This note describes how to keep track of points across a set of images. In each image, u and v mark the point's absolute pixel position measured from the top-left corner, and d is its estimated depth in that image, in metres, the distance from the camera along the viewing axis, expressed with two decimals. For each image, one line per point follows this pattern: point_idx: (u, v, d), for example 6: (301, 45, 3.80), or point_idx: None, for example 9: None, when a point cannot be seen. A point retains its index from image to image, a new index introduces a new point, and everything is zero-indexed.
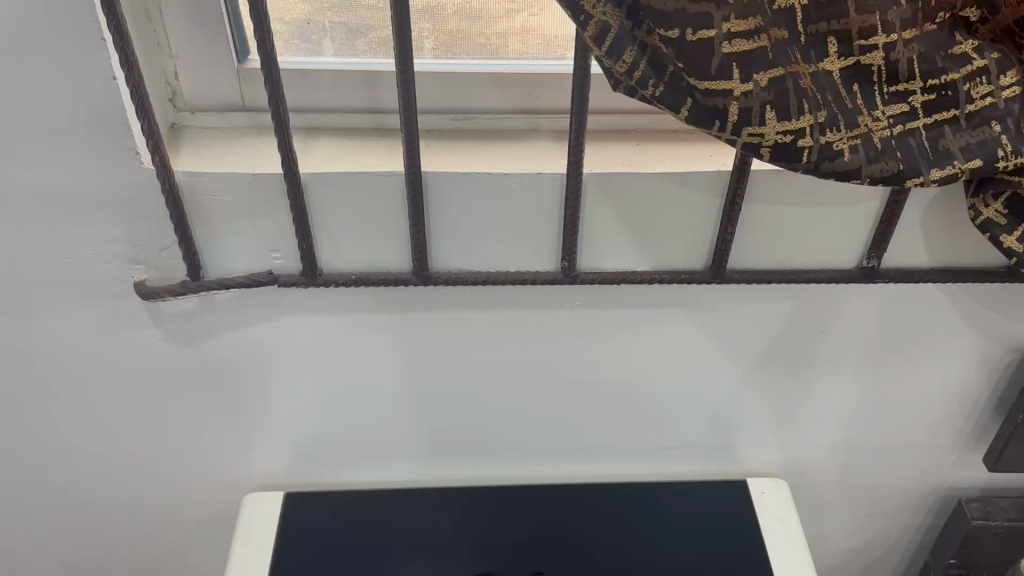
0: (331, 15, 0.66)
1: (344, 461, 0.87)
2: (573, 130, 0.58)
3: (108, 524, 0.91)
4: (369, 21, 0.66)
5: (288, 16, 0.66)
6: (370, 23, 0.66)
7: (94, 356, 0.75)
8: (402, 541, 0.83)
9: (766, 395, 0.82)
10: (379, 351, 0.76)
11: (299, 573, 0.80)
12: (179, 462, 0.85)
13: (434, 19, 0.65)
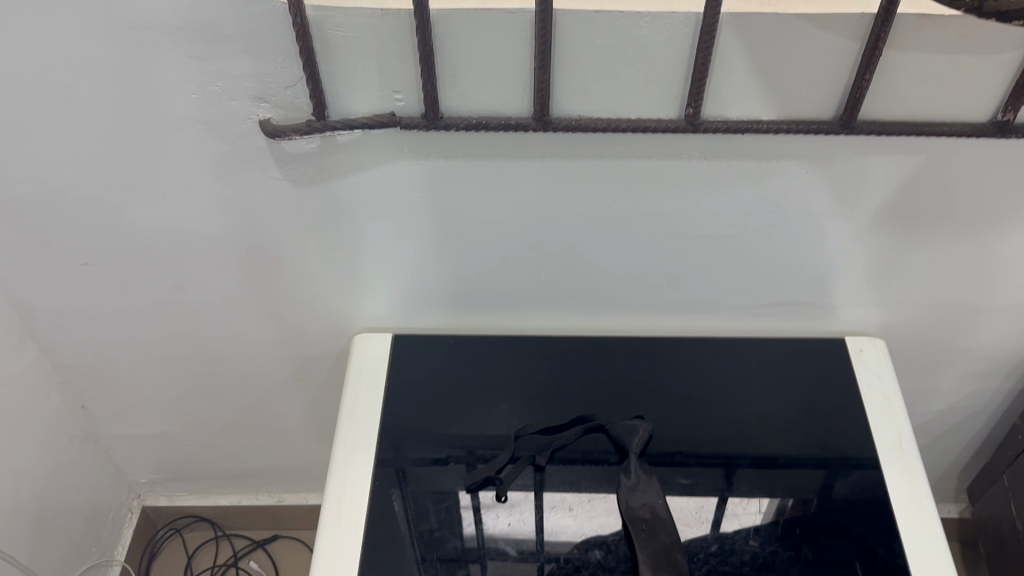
0: None
1: (447, 308, 0.90)
2: None
3: (223, 357, 0.97)
4: None
5: None
6: None
7: (216, 194, 0.77)
8: (506, 386, 0.88)
9: (873, 254, 0.82)
10: (491, 200, 0.77)
11: (412, 412, 0.86)
12: (291, 302, 0.89)
13: None
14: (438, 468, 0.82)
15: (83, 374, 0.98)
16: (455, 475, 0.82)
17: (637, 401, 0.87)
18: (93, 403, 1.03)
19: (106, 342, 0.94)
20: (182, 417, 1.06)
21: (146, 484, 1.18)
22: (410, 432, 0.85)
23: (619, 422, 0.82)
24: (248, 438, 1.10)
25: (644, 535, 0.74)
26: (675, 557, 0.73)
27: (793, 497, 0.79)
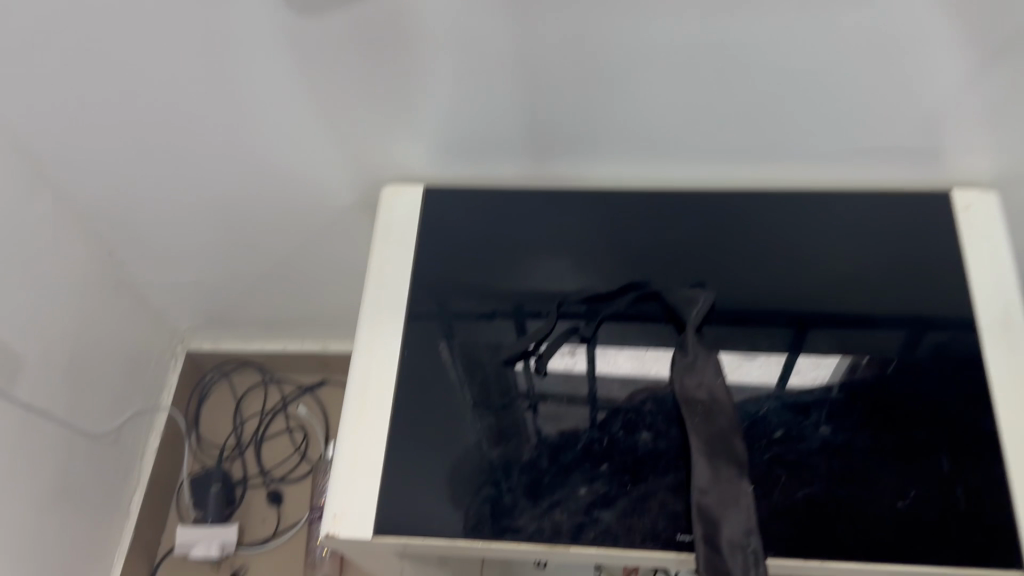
0: None
1: (486, 153, 0.80)
2: None
3: (249, 204, 0.89)
4: None
5: None
6: None
7: (214, 29, 0.66)
8: (543, 242, 0.81)
9: (1001, 94, 0.67)
10: (532, 32, 0.64)
11: (443, 271, 0.80)
12: (313, 147, 0.81)
13: None
14: (476, 336, 0.76)
15: (107, 222, 0.93)
16: (494, 335, 0.76)
17: (696, 260, 0.77)
18: (123, 250, 0.98)
19: (123, 189, 0.87)
20: (215, 265, 1.01)
21: (189, 329, 1.16)
22: (444, 289, 0.79)
23: (678, 291, 0.74)
24: (285, 287, 1.05)
25: (699, 417, 0.67)
26: (733, 441, 0.66)
27: (868, 355, 0.70)
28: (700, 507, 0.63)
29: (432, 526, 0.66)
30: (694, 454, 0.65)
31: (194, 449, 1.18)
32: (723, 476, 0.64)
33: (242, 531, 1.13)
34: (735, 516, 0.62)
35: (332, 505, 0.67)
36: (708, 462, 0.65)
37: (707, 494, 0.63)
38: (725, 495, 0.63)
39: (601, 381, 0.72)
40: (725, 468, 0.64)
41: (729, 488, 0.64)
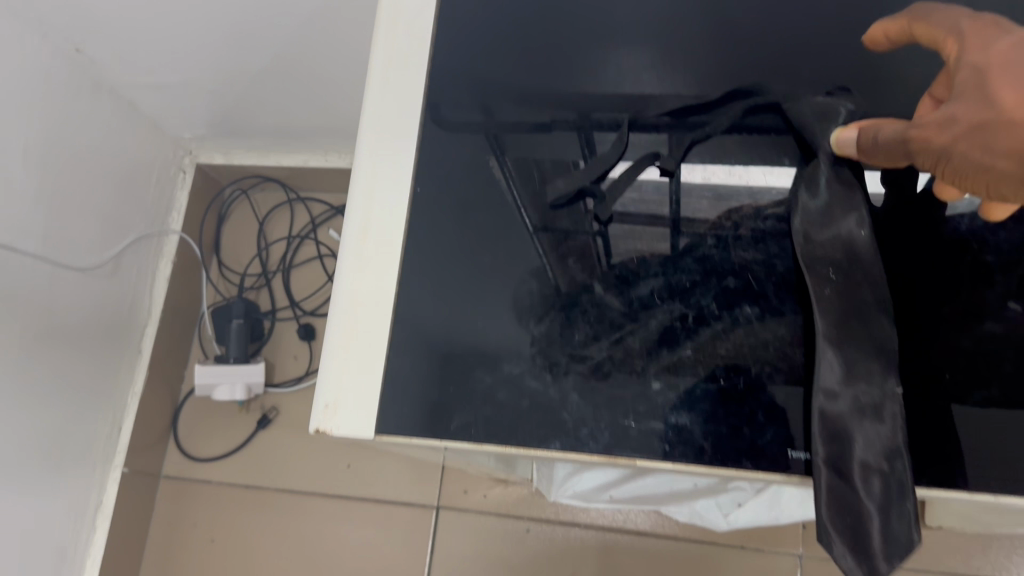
0: None
1: None
2: None
3: None
4: None
5: None
6: None
7: None
8: (609, 32, 0.59)
9: None
10: None
11: (471, 76, 0.59)
12: None
13: None
14: (522, 170, 0.56)
15: (77, 20, 0.72)
16: (561, 158, 0.57)
17: (822, 53, 0.54)
18: (87, 44, 0.77)
19: None
20: (205, 63, 0.81)
21: (194, 139, 0.98)
22: (474, 97, 0.59)
23: (805, 101, 0.51)
24: (293, 89, 0.85)
25: (829, 287, 0.46)
26: (878, 323, 0.45)
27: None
28: (823, 416, 0.44)
29: (450, 429, 0.49)
30: (818, 339, 0.45)
31: (218, 276, 1.06)
32: (860, 373, 0.44)
33: (272, 368, 1.01)
34: (875, 433, 0.43)
35: (322, 394, 0.50)
36: (838, 353, 0.44)
37: (834, 398, 0.44)
38: (861, 400, 0.43)
39: (689, 233, 0.52)
40: (864, 361, 0.44)
41: (868, 390, 0.43)
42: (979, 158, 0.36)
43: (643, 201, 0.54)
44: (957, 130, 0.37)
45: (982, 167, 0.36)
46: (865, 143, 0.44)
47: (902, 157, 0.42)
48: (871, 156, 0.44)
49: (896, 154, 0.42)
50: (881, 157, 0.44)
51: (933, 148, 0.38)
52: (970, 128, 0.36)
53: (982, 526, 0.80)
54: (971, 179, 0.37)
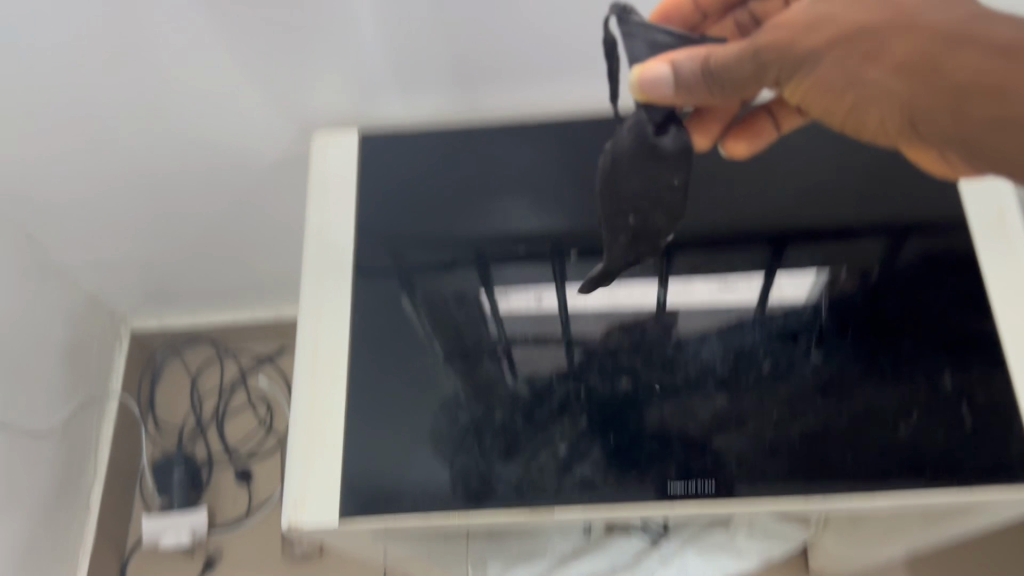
0: None
1: (422, 88, 0.72)
2: None
3: (172, 176, 0.82)
4: None
5: None
6: None
7: None
8: (499, 177, 0.74)
9: None
10: None
11: (391, 221, 0.73)
12: (231, 97, 0.71)
13: None
14: (432, 310, 0.69)
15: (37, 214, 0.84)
16: (462, 283, 0.70)
17: None
18: (42, 230, 0.88)
19: (40, 178, 0.79)
20: (148, 238, 0.93)
21: (130, 308, 1.08)
22: (395, 236, 0.72)
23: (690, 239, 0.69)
24: (225, 253, 0.98)
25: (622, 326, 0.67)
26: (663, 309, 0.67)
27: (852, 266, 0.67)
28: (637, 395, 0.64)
29: (399, 504, 0.60)
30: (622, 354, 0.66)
31: (152, 432, 1.12)
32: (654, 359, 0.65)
33: (212, 513, 1.08)
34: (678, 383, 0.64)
35: (290, 493, 0.61)
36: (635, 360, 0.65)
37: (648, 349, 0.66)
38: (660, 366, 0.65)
39: (585, 343, 0.66)
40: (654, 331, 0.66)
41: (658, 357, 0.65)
42: (882, 76, 0.37)
43: (534, 299, 0.69)
44: (842, 36, 0.38)
45: (883, 86, 0.37)
46: (686, 78, 0.42)
47: (749, 80, 0.41)
48: (693, 89, 0.42)
49: (737, 76, 0.41)
50: (712, 86, 0.42)
51: (801, 59, 0.39)
52: (855, 35, 0.37)
53: (853, 564, 0.94)
54: (857, 98, 0.39)
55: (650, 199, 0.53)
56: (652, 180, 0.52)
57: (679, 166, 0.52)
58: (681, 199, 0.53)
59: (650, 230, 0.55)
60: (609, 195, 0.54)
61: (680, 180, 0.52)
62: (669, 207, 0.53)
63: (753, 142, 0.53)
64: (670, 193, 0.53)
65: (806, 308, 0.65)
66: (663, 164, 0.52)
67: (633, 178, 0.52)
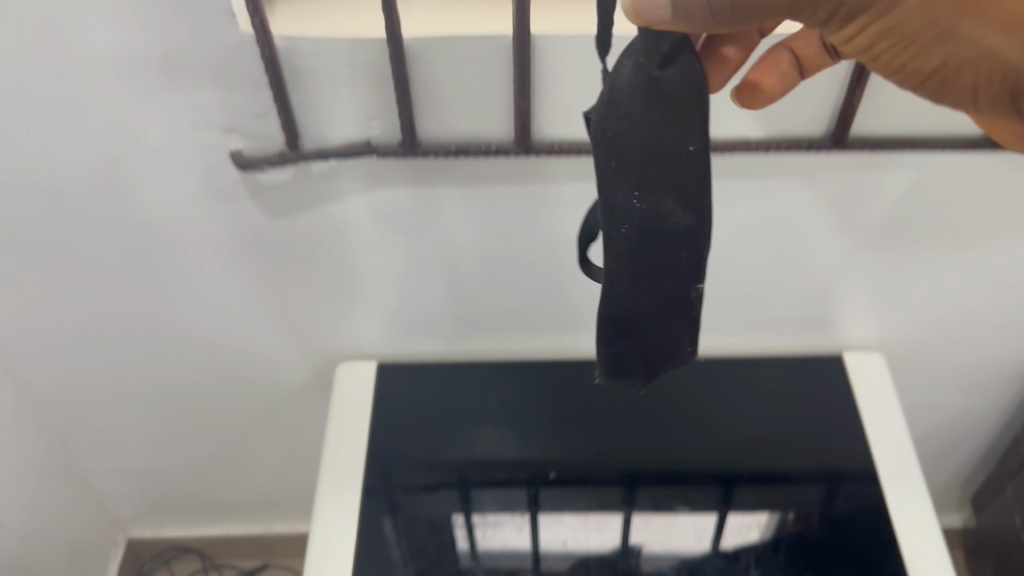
0: None
1: (432, 332, 0.88)
2: None
3: (205, 397, 0.94)
4: None
5: None
6: None
7: (184, 234, 0.74)
8: (488, 411, 0.87)
9: (871, 270, 0.79)
10: (476, 226, 0.75)
11: (394, 440, 0.85)
12: (274, 328, 0.86)
13: None
14: (410, 529, 0.79)
15: (77, 421, 0.95)
16: (445, 502, 0.81)
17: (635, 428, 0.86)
18: (73, 437, 0.98)
19: (90, 389, 0.91)
20: (165, 452, 1.03)
21: (129, 518, 1.16)
22: (388, 458, 0.83)
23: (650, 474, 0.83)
24: (229, 472, 1.07)
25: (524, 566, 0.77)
26: None
27: (794, 511, 0.80)
28: None
29: None
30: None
31: None
32: None
33: None
34: None
35: None
36: None
37: (653, 292, 0.51)
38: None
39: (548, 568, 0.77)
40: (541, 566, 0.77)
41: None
42: (989, 39, 0.40)
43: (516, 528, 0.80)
44: None
45: (982, 47, 0.40)
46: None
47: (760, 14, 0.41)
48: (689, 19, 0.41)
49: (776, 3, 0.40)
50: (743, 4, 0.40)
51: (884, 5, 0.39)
52: None
53: None
54: (946, 57, 0.40)
55: (661, 174, 0.48)
56: (664, 151, 0.47)
57: (690, 131, 0.47)
58: (700, 172, 0.48)
59: (666, 233, 0.49)
60: (615, 142, 0.47)
61: (695, 146, 0.48)
62: (687, 194, 0.48)
63: (784, 81, 0.53)
64: (687, 166, 0.48)
65: (759, 542, 0.77)
66: (676, 121, 0.47)
67: (643, 130, 0.47)
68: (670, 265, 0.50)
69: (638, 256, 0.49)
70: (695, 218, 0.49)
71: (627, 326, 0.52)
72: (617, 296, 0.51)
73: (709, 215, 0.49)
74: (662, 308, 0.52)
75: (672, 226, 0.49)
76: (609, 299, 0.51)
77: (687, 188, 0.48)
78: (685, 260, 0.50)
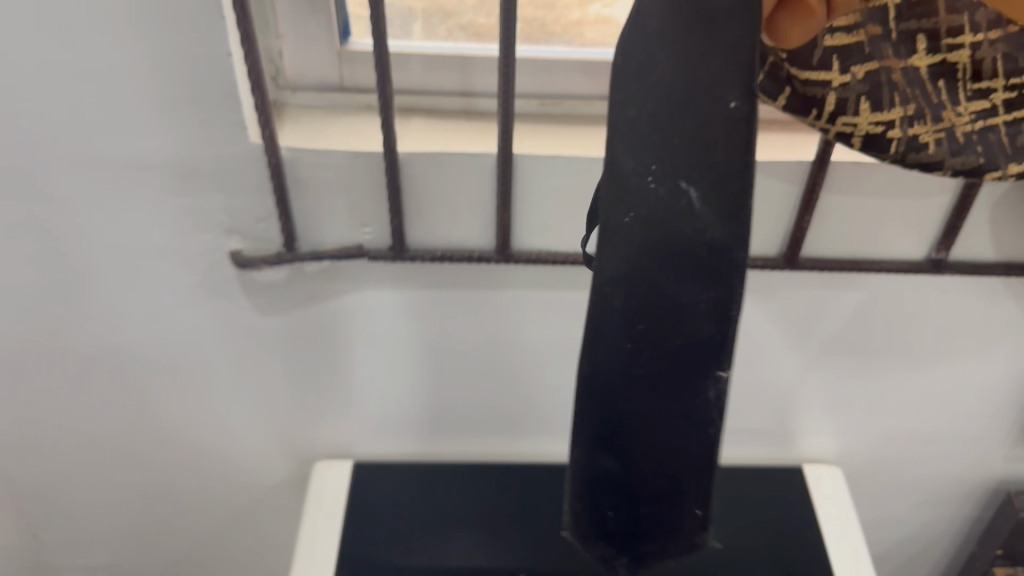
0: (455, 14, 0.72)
1: (410, 433, 0.90)
2: None
3: (180, 499, 0.94)
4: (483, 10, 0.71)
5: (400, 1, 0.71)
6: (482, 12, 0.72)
7: (177, 330, 0.78)
8: (460, 513, 0.86)
9: (827, 384, 0.84)
10: (456, 327, 0.80)
11: (369, 541, 0.83)
12: (257, 429, 0.87)
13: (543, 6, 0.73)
14: None
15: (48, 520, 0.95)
16: None
17: None
18: (43, 538, 0.98)
19: (66, 487, 0.92)
20: (133, 556, 1.02)
21: None
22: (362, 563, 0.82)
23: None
24: None
25: None
26: None
27: None
28: None
29: None
30: None
31: None
32: None
33: None
34: None
35: None
36: None
37: (664, 318, 0.42)
38: None
39: None
40: None
41: None
42: None
43: None
44: None
45: None
46: None
47: None
48: None
49: None
50: None
51: None
52: None
53: None
54: None
55: (686, 141, 0.38)
56: (695, 103, 0.37)
57: (732, 80, 0.37)
58: (733, 150, 0.38)
59: (681, 239, 0.40)
60: (637, 81, 0.38)
61: (736, 103, 0.37)
62: (716, 183, 0.38)
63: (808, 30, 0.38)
64: (721, 126, 0.37)
65: None
66: (712, 56, 0.37)
67: (671, 65, 0.37)
68: (679, 296, 0.41)
69: (647, 247, 0.40)
70: (723, 229, 0.39)
71: (623, 368, 0.44)
72: (614, 312, 0.43)
73: (745, 220, 0.39)
74: (673, 356, 0.43)
75: (694, 229, 0.39)
76: (600, 314, 0.43)
77: (717, 171, 0.38)
78: (704, 292, 0.41)
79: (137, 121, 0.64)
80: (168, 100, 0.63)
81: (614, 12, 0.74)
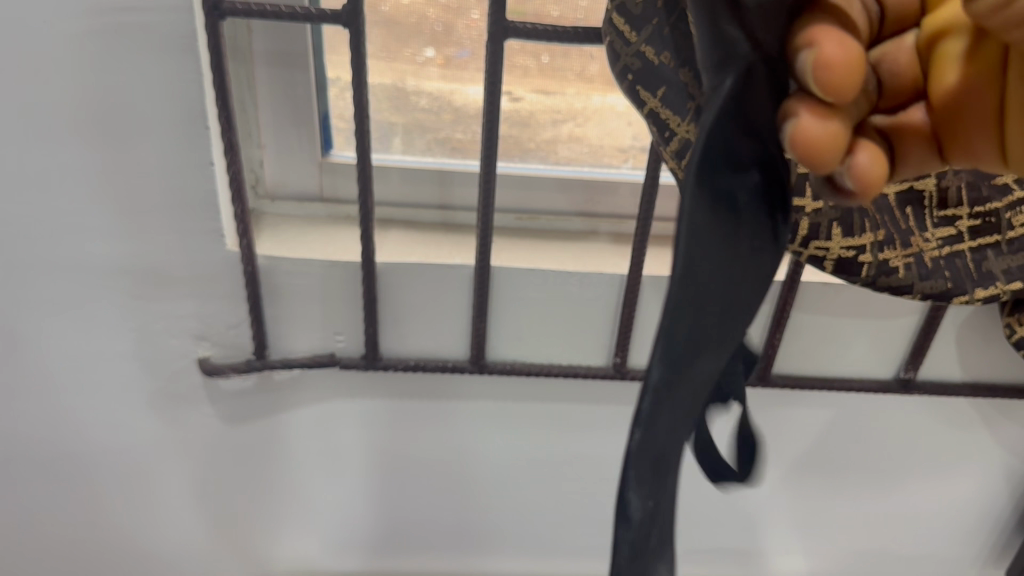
0: (435, 130, 0.73)
1: (374, 549, 0.87)
2: (642, 208, 0.64)
3: None
4: (462, 126, 0.73)
5: (382, 117, 0.72)
6: (460, 128, 0.73)
7: (134, 435, 0.75)
8: None
9: (800, 502, 0.83)
10: (426, 436, 0.78)
11: None
12: (214, 544, 0.83)
13: (518, 124, 0.75)
14: None
15: None
16: None
17: None
18: None
19: None
20: None
21: None
22: None
23: None
24: None
25: None
26: None
27: None
28: None
29: None
30: None
31: None
32: None
33: None
34: None
35: None
36: None
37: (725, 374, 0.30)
38: None
39: None
40: None
41: None
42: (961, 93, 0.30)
43: None
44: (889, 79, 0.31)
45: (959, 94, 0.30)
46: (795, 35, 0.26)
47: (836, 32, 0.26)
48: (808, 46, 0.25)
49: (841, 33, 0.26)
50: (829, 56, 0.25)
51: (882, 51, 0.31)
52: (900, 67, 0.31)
53: None
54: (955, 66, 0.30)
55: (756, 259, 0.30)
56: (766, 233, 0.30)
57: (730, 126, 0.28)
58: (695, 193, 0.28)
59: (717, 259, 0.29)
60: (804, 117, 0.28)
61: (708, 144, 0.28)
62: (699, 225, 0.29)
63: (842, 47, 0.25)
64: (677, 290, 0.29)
65: None
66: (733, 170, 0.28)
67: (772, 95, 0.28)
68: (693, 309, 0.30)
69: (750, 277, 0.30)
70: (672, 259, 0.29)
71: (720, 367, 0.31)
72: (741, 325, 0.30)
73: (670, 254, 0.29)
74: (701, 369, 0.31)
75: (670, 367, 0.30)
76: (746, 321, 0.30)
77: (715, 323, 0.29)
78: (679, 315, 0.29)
79: (110, 223, 0.63)
80: (146, 205, 0.62)
81: (586, 131, 0.76)
